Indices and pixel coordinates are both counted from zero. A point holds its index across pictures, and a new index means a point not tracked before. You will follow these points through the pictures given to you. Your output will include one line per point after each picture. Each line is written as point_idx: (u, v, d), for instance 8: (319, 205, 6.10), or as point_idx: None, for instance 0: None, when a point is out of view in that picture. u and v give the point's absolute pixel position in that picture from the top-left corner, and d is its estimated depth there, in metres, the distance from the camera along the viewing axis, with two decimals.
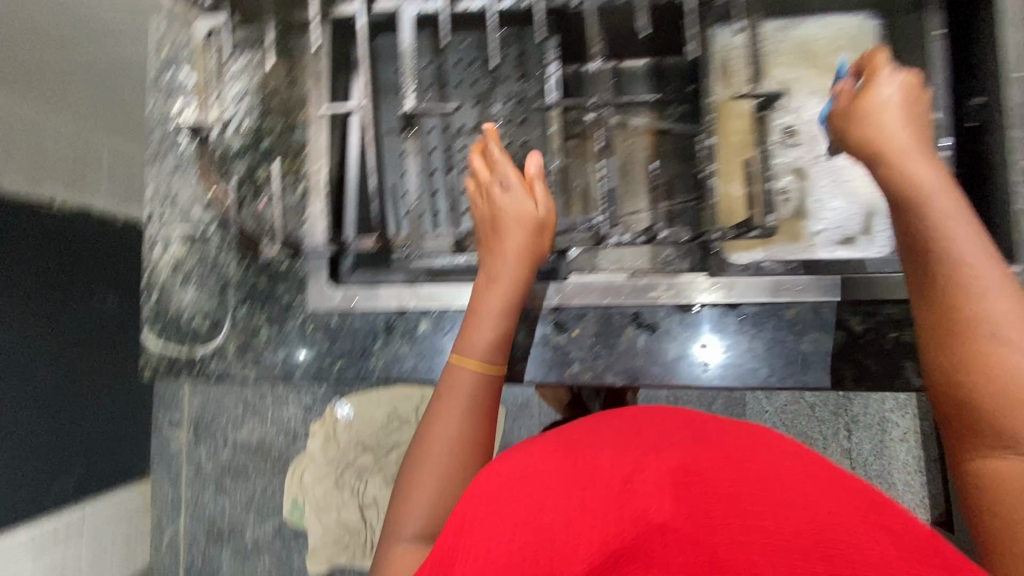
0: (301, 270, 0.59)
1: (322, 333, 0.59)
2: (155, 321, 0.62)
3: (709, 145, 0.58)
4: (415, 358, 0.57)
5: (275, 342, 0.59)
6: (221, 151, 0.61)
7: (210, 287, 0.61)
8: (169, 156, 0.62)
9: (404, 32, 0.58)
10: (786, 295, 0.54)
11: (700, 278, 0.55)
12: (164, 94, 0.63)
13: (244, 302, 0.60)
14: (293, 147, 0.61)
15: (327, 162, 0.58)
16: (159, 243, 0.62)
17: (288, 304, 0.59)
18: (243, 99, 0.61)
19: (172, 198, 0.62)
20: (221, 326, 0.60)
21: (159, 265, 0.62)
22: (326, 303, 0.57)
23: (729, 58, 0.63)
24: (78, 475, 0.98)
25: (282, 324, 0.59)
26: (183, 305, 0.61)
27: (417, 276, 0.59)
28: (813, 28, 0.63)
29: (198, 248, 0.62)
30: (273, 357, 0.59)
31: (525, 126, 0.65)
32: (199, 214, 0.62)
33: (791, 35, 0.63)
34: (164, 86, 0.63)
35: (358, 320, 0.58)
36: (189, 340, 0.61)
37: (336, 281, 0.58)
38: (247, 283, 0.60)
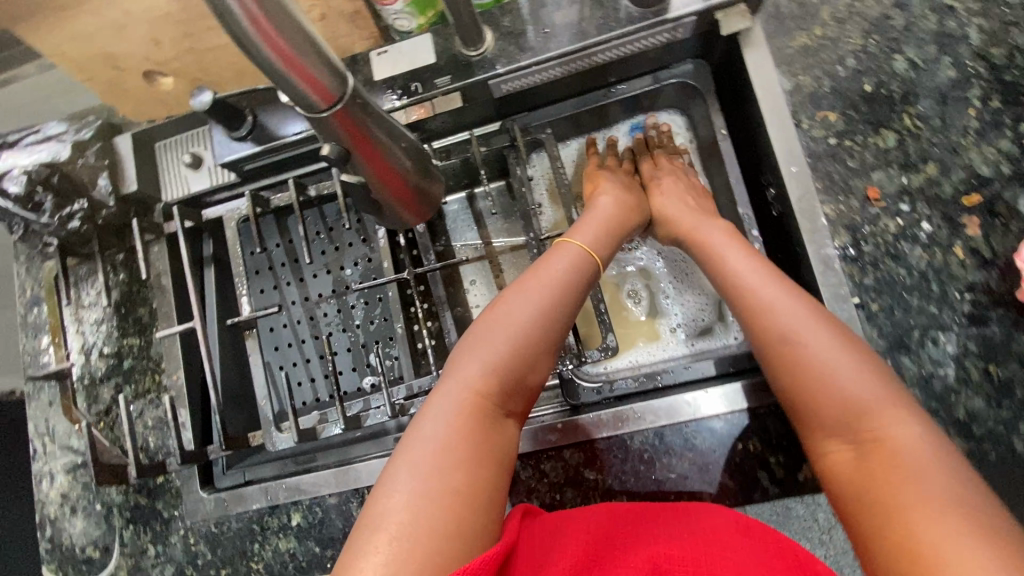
0: (173, 483, 0.60)
1: (202, 544, 0.59)
2: (52, 558, 0.62)
3: None
4: (293, 552, 0.57)
5: (161, 561, 0.59)
6: (89, 379, 0.63)
7: (96, 514, 0.62)
8: (44, 392, 0.65)
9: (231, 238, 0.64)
10: (630, 423, 0.52)
11: (546, 418, 0.55)
12: (31, 333, 0.66)
13: (128, 524, 0.61)
14: (150, 362, 0.62)
15: (184, 371, 0.61)
16: (46, 478, 0.63)
17: (168, 519, 0.60)
18: (102, 325, 0.64)
19: (51, 433, 0.64)
20: (111, 551, 0.61)
21: (49, 500, 0.63)
22: (199, 512, 0.59)
23: (548, 181, 0.65)
24: None
25: (165, 540, 0.60)
26: (74, 537, 0.62)
27: (286, 466, 0.60)
28: (625, 135, 0.67)
29: (81, 477, 0.63)
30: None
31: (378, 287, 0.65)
32: (78, 442, 0.64)
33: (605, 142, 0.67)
34: (31, 325, 0.66)
35: (232, 524, 0.58)
36: (85, 571, 0.61)
37: (210, 488, 0.60)
38: (128, 505, 0.61)
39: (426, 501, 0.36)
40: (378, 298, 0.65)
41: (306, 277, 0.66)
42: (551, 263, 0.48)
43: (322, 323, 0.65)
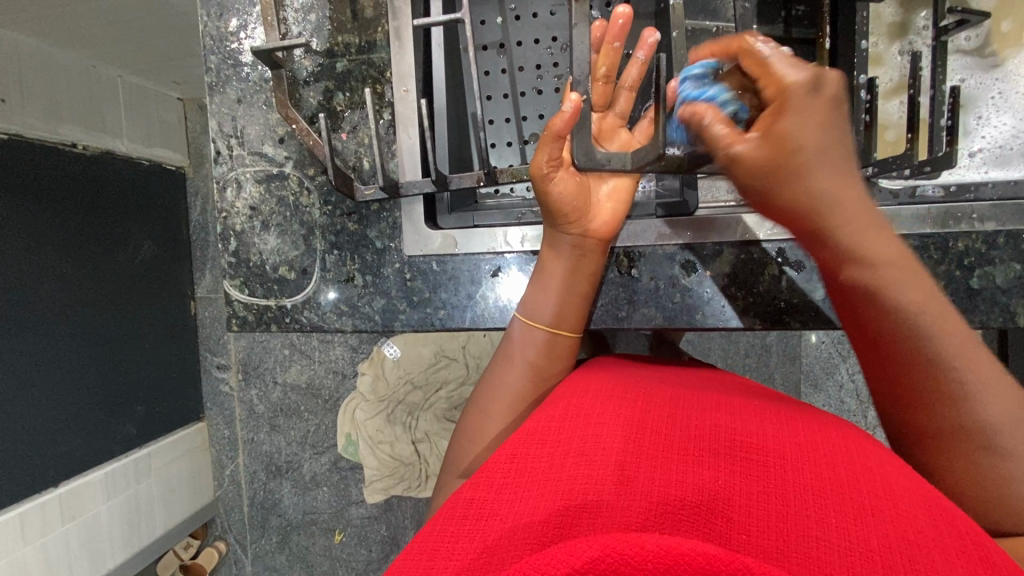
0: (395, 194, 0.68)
1: (413, 277, 0.71)
2: (237, 270, 0.73)
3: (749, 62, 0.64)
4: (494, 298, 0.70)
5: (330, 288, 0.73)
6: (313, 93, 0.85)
7: (293, 235, 0.72)
8: None
9: None
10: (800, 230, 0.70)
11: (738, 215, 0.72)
12: None
13: (332, 249, 0.72)
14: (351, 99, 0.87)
15: (413, 88, 0.65)
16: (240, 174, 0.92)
17: (382, 249, 0.71)
18: (313, 13, 0.67)
19: None
20: (310, 273, 0.72)
21: (235, 209, 0.72)
22: (421, 246, 0.70)
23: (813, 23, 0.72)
24: (141, 402, 1.53)
25: (371, 269, 0.72)
26: (267, 250, 0.72)
27: (509, 218, 0.71)
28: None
29: (266, 180, 0.72)
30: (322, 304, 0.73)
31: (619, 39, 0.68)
32: None
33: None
34: None
35: (459, 262, 0.71)
36: (276, 292, 0.73)
37: (432, 226, 0.71)
38: (334, 229, 0.71)
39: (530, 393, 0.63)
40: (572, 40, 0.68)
41: (517, 28, 0.69)
42: (523, 342, 0.64)
43: (516, 55, 0.69)
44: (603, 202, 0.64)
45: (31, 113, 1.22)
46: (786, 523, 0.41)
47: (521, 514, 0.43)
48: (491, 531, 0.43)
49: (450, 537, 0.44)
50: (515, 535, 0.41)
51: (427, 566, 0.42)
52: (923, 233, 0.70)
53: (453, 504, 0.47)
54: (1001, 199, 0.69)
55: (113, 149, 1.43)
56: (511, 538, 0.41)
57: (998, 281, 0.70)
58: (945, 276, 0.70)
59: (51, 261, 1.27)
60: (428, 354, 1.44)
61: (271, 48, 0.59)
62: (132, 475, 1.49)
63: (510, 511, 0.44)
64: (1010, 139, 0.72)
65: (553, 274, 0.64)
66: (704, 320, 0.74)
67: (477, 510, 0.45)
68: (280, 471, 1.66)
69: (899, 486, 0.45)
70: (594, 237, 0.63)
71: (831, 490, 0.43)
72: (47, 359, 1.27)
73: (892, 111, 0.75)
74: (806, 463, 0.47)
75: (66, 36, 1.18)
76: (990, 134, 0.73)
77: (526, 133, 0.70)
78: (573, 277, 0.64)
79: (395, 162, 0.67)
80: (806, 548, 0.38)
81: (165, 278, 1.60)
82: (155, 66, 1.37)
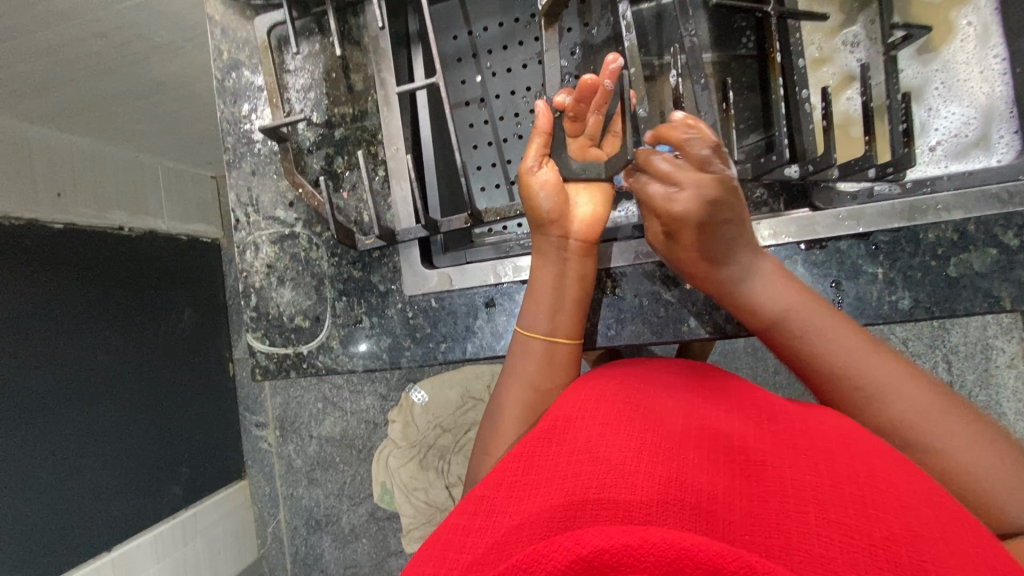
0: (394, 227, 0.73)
1: (415, 313, 0.76)
2: (260, 323, 0.79)
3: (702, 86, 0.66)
4: (495, 327, 0.74)
5: (340, 333, 0.77)
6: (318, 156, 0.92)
7: (306, 287, 0.78)
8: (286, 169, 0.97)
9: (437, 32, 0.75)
10: (775, 234, 0.72)
11: None
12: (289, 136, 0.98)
13: (341, 296, 0.77)
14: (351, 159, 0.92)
15: (402, 145, 0.72)
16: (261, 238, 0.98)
17: (385, 292, 0.76)
18: (310, 89, 0.75)
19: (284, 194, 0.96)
20: (322, 320, 0.78)
21: (257, 269, 0.79)
22: (420, 285, 0.74)
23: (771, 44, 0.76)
24: (185, 463, 1.60)
25: (378, 309, 0.76)
26: (284, 302, 0.78)
27: (502, 251, 0.75)
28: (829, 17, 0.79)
29: (284, 243, 0.78)
30: (339, 348, 0.77)
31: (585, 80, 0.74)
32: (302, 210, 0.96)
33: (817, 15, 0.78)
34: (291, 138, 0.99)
35: (455, 296, 0.75)
36: (294, 341, 0.78)
37: (429, 265, 0.75)
38: (340, 277, 0.77)
39: (532, 407, 0.64)
40: (543, 88, 0.74)
41: (491, 82, 0.75)
42: (524, 356, 0.67)
43: (495, 107, 0.75)
44: (581, 210, 0.68)
45: (84, 204, 1.36)
46: (787, 518, 0.40)
47: (529, 509, 0.45)
48: (499, 527, 0.45)
49: (463, 528, 0.47)
50: (522, 527, 0.44)
51: (440, 559, 0.45)
52: (892, 228, 0.70)
53: (469, 498, 0.51)
54: (972, 181, 0.70)
55: (155, 227, 1.56)
56: (519, 531, 0.43)
57: (976, 268, 0.70)
58: (921, 267, 0.70)
59: (104, 337, 1.39)
60: (456, 397, 1.46)
61: (275, 124, 0.66)
62: (180, 537, 1.54)
63: (518, 507, 0.46)
64: (962, 127, 0.75)
65: (543, 278, 0.68)
66: (692, 331, 0.75)
67: (485, 508, 0.48)
68: (320, 524, 1.67)
69: (904, 485, 0.45)
70: (577, 239, 0.67)
71: (836, 488, 0.43)
72: (99, 428, 1.36)
73: (851, 106, 0.78)
74: (813, 459, 0.46)
75: (112, 133, 1.33)
76: (943, 125, 0.75)
77: (511, 172, 0.75)
78: (563, 282, 0.68)
79: (391, 212, 0.73)
80: (807, 543, 0.38)
81: (204, 343, 1.70)
82: (189, 151, 1.51)
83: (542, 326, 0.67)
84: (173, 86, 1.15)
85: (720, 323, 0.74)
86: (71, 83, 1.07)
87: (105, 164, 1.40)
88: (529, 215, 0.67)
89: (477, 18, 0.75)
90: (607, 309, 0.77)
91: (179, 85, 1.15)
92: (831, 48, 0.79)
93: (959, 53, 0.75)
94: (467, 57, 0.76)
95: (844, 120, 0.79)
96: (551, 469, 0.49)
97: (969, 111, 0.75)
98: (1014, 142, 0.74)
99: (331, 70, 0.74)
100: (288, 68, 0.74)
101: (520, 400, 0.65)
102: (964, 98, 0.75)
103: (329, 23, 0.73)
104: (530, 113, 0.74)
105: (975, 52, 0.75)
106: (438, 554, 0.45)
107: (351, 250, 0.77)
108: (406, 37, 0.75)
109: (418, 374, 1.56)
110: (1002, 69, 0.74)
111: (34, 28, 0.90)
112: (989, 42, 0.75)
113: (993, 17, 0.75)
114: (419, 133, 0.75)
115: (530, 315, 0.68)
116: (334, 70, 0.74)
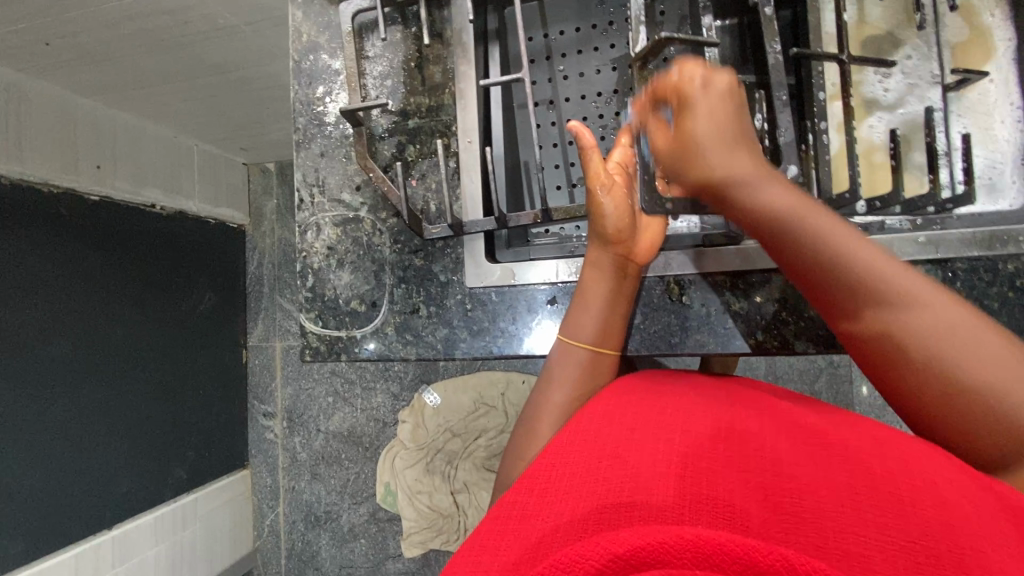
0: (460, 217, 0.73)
1: (473, 304, 0.75)
2: (314, 303, 0.79)
3: (783, 100, 0.65)
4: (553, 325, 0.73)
5: (397, 320, 0.77)
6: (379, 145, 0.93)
7: (364, 272, 0.78)
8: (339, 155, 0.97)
9: (515, 33, 0.77)
10: None
11: None
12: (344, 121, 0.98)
13: (400, 283, 0.77)
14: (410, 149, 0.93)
15: (476, 139, 0.73)
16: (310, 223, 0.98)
17: (445, 283, 0.76)
18: (387, 77, 0.76)
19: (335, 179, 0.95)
20: (379, 305, 0.78)
21: (315, 250, 0.79)
22: (482, 278, 0.75)
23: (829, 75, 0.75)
24: (192, 446, 1.58)
25: (436, 299, 0.76)
26: (341, 285, 0.79)
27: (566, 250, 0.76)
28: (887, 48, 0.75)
29: (344, 227, 0.79)
30: (394, 334, 0.77)
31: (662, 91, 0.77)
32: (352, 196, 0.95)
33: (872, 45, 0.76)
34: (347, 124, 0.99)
35: (516, 291, 0.74)
36: (347, 324, 0.78)
37: (492, 258, 0.76)
38: (401, 264, 0.77)
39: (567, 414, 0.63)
40: (615, 94, 0.75)
41: (563, 85, 0.76)
42: (568, 362, 0.66)
43: (565, 110, 0.77)
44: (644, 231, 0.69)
45: (124, 177, 1.37)
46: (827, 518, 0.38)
47: (561, 514, 0.43)
48: (533, 532, 0.43)
49: (498, 532, 0.45)
50: (558, 533, 0.41)
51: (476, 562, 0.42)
52: (972, 256, 0.69)
53: (502, 505, 0.49)
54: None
55: (186, 207, 1.56)
56: (556, 534, 0.41)
57: None
58: (999, 297, 0.69)
59: (125, 311, 1.39)
60: (470, 402, 1.43)
61: (355, 107, 0.67)
62: (179, 521, 1.52)
63: (552, 510, 0.44)
64: (990, 171, 0.73)
65: (595, 289, 0.68)
66: (760, 345, 0.73)
67: (521, 513, 0.46)
68: (320, 520, 1.65)
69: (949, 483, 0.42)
70: (635, 259, 0.68)
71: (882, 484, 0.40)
72: (111, 402, 1.36)
73: (874, 134, 0.75)
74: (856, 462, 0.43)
75: (156, 110, 1.33)
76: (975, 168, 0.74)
77: (575, 175, 0.76)
78: (613, 296, 0.68)
79: (459, 204, 0.74)
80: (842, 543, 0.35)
81: (222, 326, 1.69)
82: (227, 135, 1.51)
83: (588, 332, 0.67)
84: (227, 69, 1.16)
85: (789, 338, 0.72)
86: (127, 58, 1.09)
87: (146, 140, 1.41)
88: (593, 229, 0.67)
89: (556, 22, 0.76)
90: (671, 317, 0.75)
91: (231, 69, 1.16)
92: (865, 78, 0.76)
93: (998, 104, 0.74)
94: (542, 59, 0.77)
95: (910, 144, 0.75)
96: (574, 477, 0.47)
97: (996, 155, 0.73)
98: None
99: (410, 60, 0.75)
100: (367, 55, 0.76)
101: (560, 402, 0.64)
102: (989, 144, 0.73)
103: (412, 13, 0.75)
104: (600, 118, 0.76)
105: (1000, 99, 0.74)
106: (474, 557, 0.43)
107: (414, 238, 0.77)
108: (484, 35, 0.77)
109: (434, 375, 1.54)
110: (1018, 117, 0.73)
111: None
112: (1007, 91, 0.74)
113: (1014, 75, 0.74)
114: (490, 129, 0.76)
115: (575, 320, 0.68)
116: (412, 61, 0.75)
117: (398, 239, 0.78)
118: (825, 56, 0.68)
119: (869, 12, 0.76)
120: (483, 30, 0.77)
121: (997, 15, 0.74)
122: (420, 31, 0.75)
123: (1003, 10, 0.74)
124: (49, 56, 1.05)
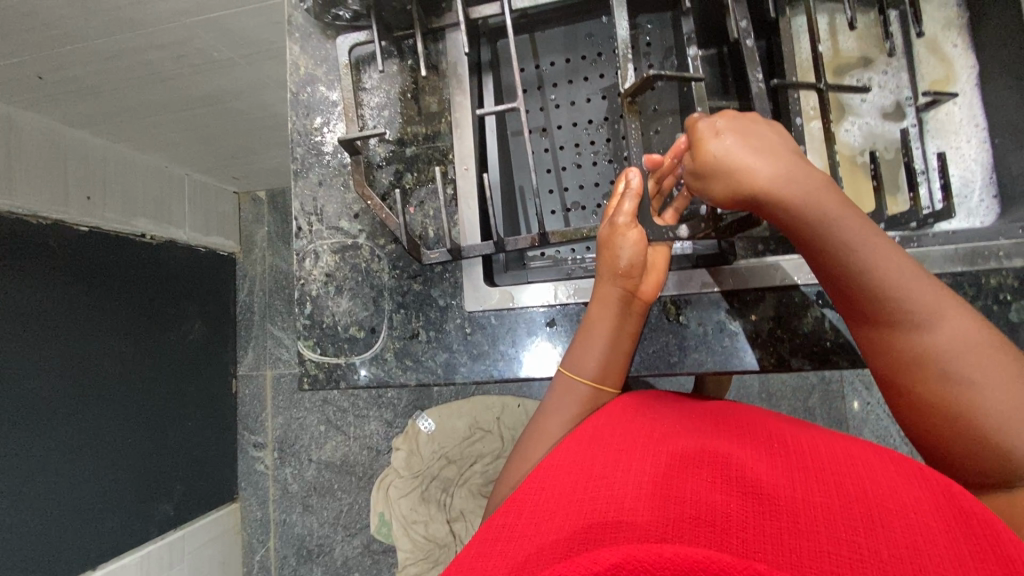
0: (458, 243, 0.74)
1: (471, 328, 0.76)
2: (312, 329, 0.79)
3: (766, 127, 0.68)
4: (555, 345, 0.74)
5: (397, 344, 0.77)
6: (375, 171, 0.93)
7: (364, 298, 0.78)
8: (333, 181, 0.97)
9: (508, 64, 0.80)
10: None
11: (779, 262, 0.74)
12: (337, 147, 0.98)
13: (399, 309, 0.77)
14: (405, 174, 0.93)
15: (473, 166, 0.75)
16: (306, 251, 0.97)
17: (444, 307, 0.76)
18: (384, 106, 0.78)
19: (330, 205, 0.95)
20: (378, 331, 0.77)
21: (313, 276, 0.79)
22: (481, 301, 0.75)
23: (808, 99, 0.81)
24: (179, 480, 1.54)
25: (435, 323, 0.77)
26: (340, 312, 0.79)
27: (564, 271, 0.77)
28: (859, 73, 0.80)
29: (341, 255, 0.79)
30: (393, 359, 0.77)
31: (651, 119, 0.81)
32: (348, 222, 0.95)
33: (847, 69, 0.80)
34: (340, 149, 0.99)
35: (515, 313, 0.75)
36: (346, 351, 0.78)
37: (489, 281, 0.76)
38: (399, 291, 0.78)
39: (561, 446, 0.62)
40: (606, 121, 0.77)
41: (554, 114, 0.79)
42: (569, 400, 0.66)
43: (557, 137, 0.79)
44: (654, 270, 0.68)
45: (113, 208, 1.37)
46: (801, 538, 0.39)
47: (547, 534, 0.43)
48: (519, 551, 0.43)
49: (484, 555, 0.44)
50: (544, 552, 0.41)
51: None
52: (956, 271, 0.72)
53: (487, 529, 0.48)
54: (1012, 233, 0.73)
55: (175, 237, 1.55)
56: (541, 555, 0.41)
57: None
58: (984, 310, 0.71)
59: (112, 342, 1.37)
60: (464, 427, 1.41)
61: (353, 136, 0.68)
62: (166, 559, 1.47)
63: (538, 530, 0.44)
64: (963, 187, 0.78)
65: (599, 328, 0.67)
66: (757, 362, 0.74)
67: (508, 533, 0.45)
68: (311, 554, 1.60)
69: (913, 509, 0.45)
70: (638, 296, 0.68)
71: (849, 499, 0.42)
72: (97, 437, 1.32)
73: (852, 138, 0.80)
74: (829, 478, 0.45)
75: (147, 140, 1.34)
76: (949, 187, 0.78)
77: (569, 200, 0.79)
78: (618, 334, 0.67)
79: (457, 229, 0.75)
80: (816, 561, 0.37)
81: (210, 356, 1.67)
82: (217, 164, 1.52)
83: (590, 371, 0.66)
84: (220, 100, 1.17)
85: (785, 354, 0.74)
86: (120, 91, 1.10)
87: (135, 170, 1.41)
88: (605, 263, 0.66)
89: (546, 53, 0.79)
90: (668, 336, 0.76)
91: (225, 100, 1.17)
92: (843, 101, 0.80)
93: (970, 123, 0.78)
94: (534, 88, 0.80)
95: (886, 165, 0.79)
96: (559, 497, 0.47)
97: (969, 173, 0.78)
98: (993, 205, 0.77)
99: (406, 91, 0.77)
100: (364, 86, 0.78)
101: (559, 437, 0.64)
102: (959, 162, 0.78)
103: (408, 46, 0.77)
104: (592, 144, 0.78)
105: (965, 120, 0.78)
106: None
107: (412, 263, 0.78)
108: (478, 67, 0.80)
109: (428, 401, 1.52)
110: (982, 137, 0.78)
111: (102, 33, 0.93)
112: (972, 113, 0.78)
113: (976, 98, 0.79)
114: (485, 156, 0.78)
115: (577, 357, 0.67)
116: (408, 91, 0.77)
117: (395, 264, 0.78)
118: (801, 85, 0.70)
119: (842, 43, 0.80)
120: (476, 61, 0.79)
121: (959, 45, 0.79)
122: (416, 63, 0.77)
123: (965, 38, 0.79)
124: (41, 89, 1.05)
